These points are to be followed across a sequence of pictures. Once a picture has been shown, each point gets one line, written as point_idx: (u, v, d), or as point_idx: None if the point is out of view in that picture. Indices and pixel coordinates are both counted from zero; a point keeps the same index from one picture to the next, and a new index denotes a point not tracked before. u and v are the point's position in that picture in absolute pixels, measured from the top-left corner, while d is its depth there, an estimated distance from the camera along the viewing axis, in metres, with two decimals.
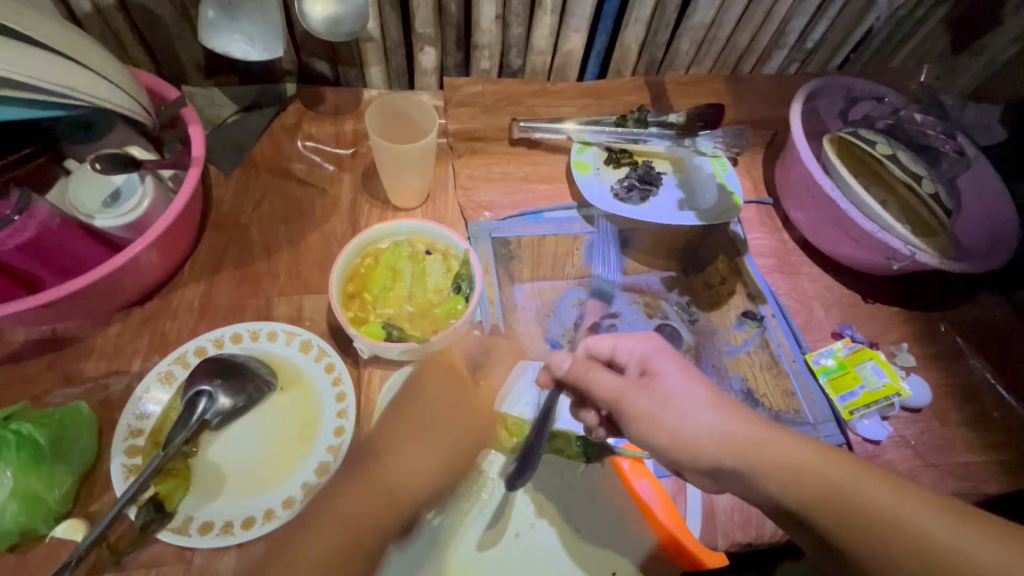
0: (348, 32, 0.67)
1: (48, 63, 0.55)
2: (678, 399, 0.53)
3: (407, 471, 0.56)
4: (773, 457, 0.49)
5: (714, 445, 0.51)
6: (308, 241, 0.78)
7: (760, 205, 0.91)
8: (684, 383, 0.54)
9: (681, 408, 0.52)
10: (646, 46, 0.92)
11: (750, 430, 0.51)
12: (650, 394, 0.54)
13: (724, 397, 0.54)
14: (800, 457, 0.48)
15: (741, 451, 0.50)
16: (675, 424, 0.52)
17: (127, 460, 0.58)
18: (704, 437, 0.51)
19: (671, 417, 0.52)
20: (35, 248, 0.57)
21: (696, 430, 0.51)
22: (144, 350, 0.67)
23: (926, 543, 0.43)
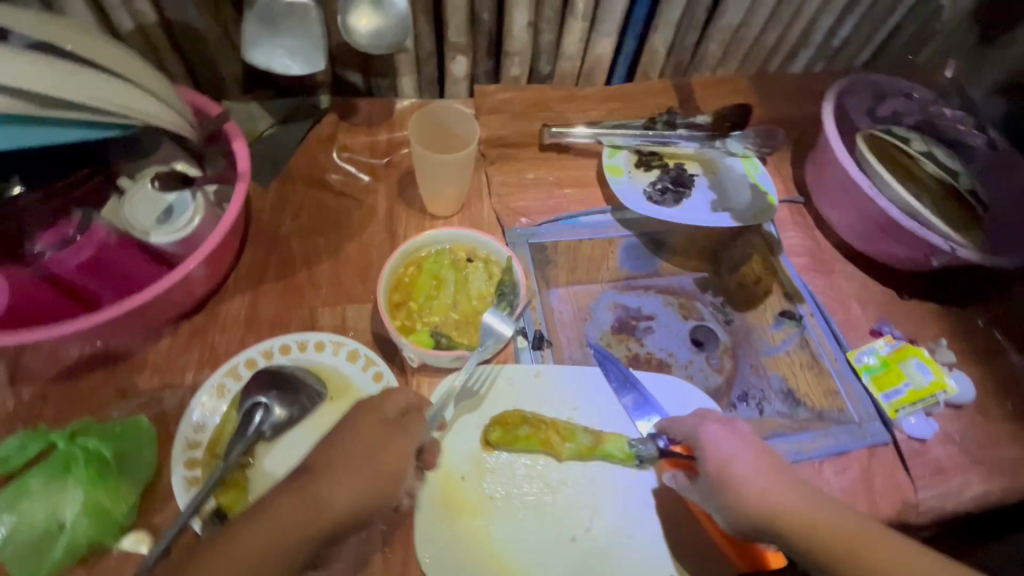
0: (389, 44, 0.67)
1: (102, 84, 0.56)
2: (739, 453, 0.56)
3: (331, 492, 0.49)
4: (815, 519, 0.52)
5: (775, 500, 0.53)
6: (348, 251, 0.79)
7: (792, 204, 0.91)
8: (741, 438, 0.57)
9: (742, 460, 0.55)
10: (674, 49, 0.93)
11: (795, 489, 0.54)
12: (714, 447, 0.56)
13: (774, 464, 0.56)
14: (835, 521, 0.52)
15: (797, 509, 0.52)
16: (740, 475, 0.54)
17: (186, 472, 0.59)
18: (765, 489, 0.53)
19: (737, 469, 0.54)
20: (93, 267, 0.58)
21: (759, 483, 0.54)
22: (195, 363, 0.68)
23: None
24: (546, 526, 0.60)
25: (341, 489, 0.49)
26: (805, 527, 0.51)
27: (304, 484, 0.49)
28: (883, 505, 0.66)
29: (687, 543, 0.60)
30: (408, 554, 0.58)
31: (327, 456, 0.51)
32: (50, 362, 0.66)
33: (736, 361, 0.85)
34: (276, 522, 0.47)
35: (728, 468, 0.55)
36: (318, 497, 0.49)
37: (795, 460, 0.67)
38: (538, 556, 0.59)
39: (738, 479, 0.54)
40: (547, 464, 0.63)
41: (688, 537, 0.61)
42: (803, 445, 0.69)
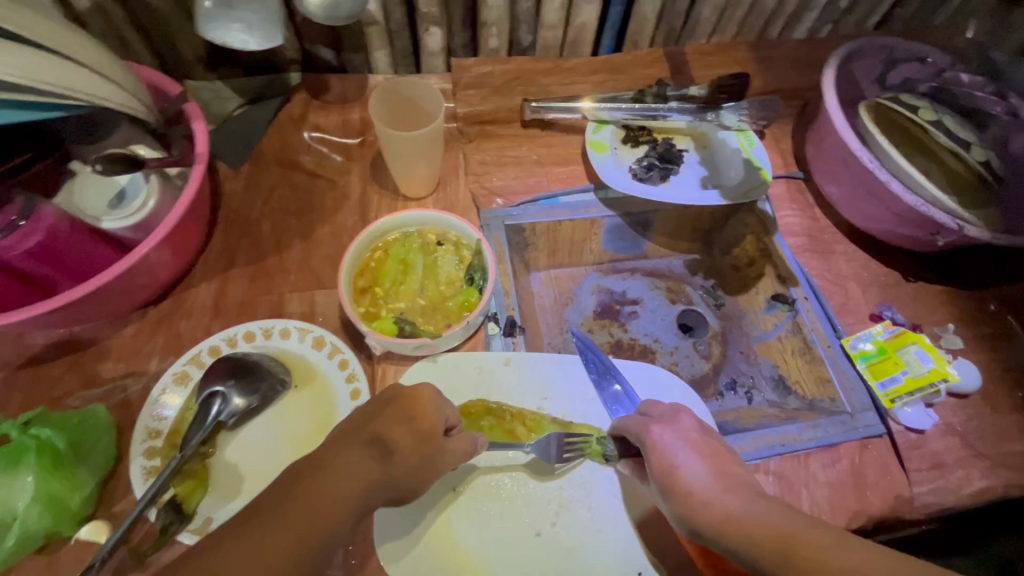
0: (347, 15, 0.64)
1: (44, 63, 0.52)
2: (687, 456, 0.51)
3: (403, 476, 0.44)
4: (768, 528, 0.44)
5: (723, 508, 0.46)
6: (318, 234, 0.76)
7: (791, 179, 0.85)
8: (690, 439, 0.53)
9: (688, 463, 0.50)
10: (664, 15, 0.87)
11: (747, 494, 0.47)
12: (660, 451, 0.52)
13: (731, 470, 0.50)
14: (789, 525, 0.44)
15: (749, 517, 0.45)
16: (685, 482, 0.49)
17: (146, 462, 0.58)
18: (714, 495, 0.47)
19: (682, 473, 0.50)
20: (45, 253, 0.57)
21: (705, 488, 0.48)
22: (160, 351, 0.67)
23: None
24: (510, 520, 0.58)
25: (412, 477, 0.45)
26: (757, 538, 0.44)
27: (393, 465, 0.43)
28: (875, 501, 0.62)
29: (657, 538, 0.58)
30: (367, 547, 0.56)
31: (411, 436, 0.45)
32: (17, 350, 0.66)
33: (725, 347, 0.82)
34: (349, 490, 0.41)
35: (672, 475, 0.50)
36: (396, 478, 0.44)
37: (780, 454, 0.64)
38: (501, 549, 0.57)
39: (684, 486, 0.49)
40: (513, 457, 0.61)
41: (658, 533, 0.58)
42: (789, 437, 0.64)
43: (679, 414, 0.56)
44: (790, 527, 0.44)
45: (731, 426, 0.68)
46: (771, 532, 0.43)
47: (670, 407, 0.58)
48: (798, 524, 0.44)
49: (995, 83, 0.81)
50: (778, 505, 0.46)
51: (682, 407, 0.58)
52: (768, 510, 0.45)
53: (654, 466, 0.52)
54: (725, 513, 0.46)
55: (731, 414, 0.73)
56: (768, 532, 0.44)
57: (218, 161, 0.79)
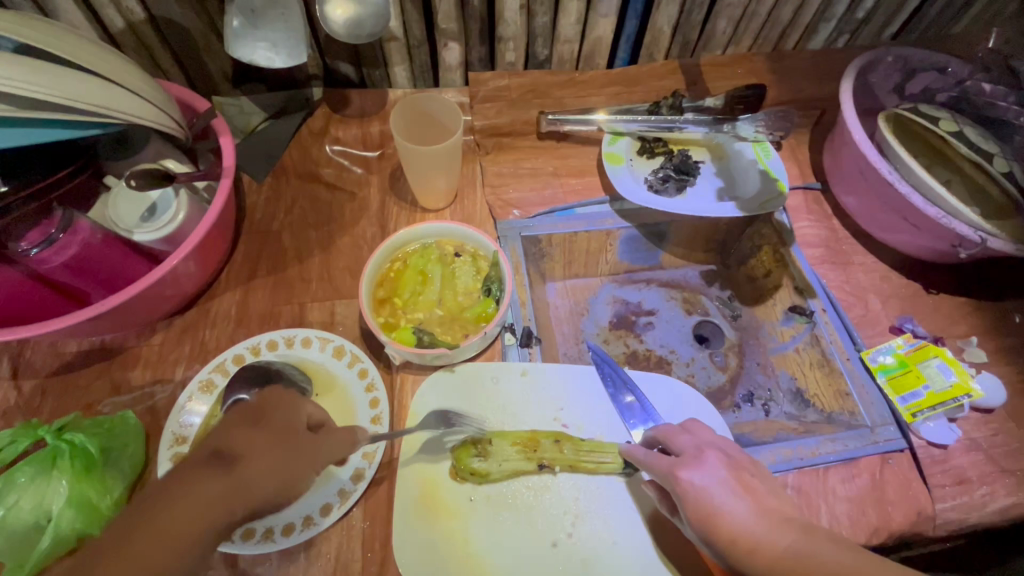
0: (369, 33, 0.66)
1: (86, 84, 0.55)
2: (725, 496, 0.49)
3: (255, 480, 0.45)
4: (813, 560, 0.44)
5: (770, 553, 0.45)
6: (339, 245, 0.78)
7: (808, 190, 0.85)
8: (723, 479, 0.50)
9: (729, 502, 0.48)
10: (680, 28, 0.87)
11: (798, 530, 0.47)
12: (695, 496, 0.49)
13: (753, 488, 0.50)
14: (837, 558, 0.44)
15: (801, 553, 0.45)
16: (729, 528, 0.47)
17: (173, 467, 0.60)
18: (766, 539, 0.46)
19: (726, 517, 0.47)
20: (80, 267, 0.60)
21: (753, 535, 0.46)
22: (186, 358, 0.69)
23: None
24: (527, 528, 0.59)
25: (268, 478, 0.46)
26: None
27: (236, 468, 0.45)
28: (896, 516, 0.62)
29: (674, 546, 0.58)
30: (386, 554, 0.58)
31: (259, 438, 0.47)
32: (51, 357, 0.68)
33: (742, 359, 0.82)
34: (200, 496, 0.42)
35: (713, 516, 0.48)
36: (249, 480, 0.45)
37: (797, 469, 0.63)
38: (515, 558, 0.57)
39: (729, 532, 0.47)
40: (531, 481, 0.61)
41: (675, 545, 0.58)
42: (807, 451, 0.64)
43: (704, 450, 0.53)
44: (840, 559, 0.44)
45: (749, 439, 0.68)
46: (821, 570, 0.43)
47: (691, 440, 0.55)
48: (846, 555, 0.44)
49: (1018, 94, 0.79)
50: (819, 536, 0.46)
51: (703, 440, 0.54)
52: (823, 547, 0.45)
53: (689, 509, 0.49)
54: (775, 554, 0.45)
55: (748, 426, 0.72)
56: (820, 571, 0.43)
57: (243, 174, 0.81)
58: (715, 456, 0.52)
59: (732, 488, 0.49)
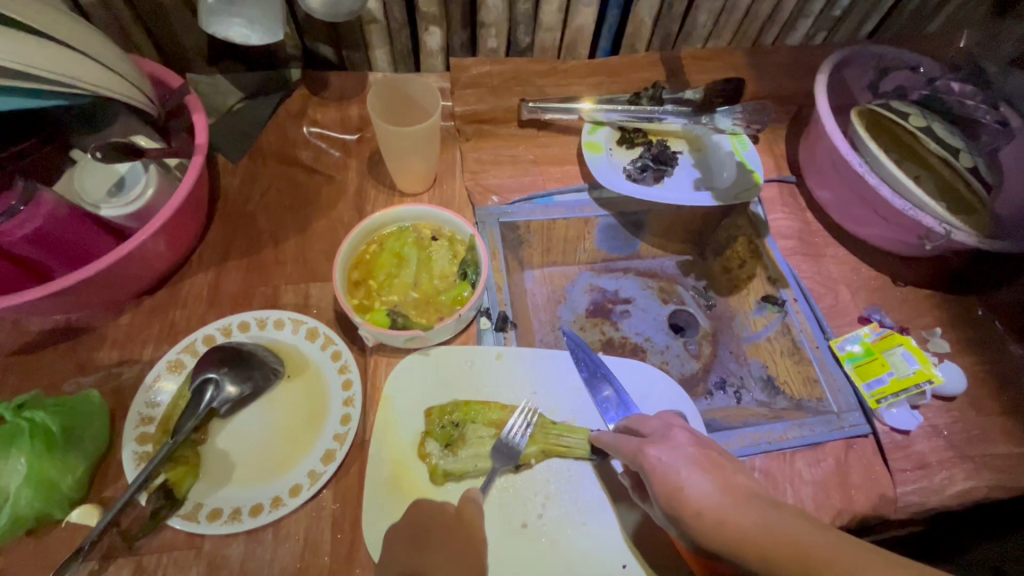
0: (347, 12, 0.65)
1: (46, 52, 0.53)
2: (690, 470, 0.49)
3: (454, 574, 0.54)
4: (781, 540, 0.43)
5: (734, 527, 0.45)
6: (315, 228, 0.77)
7: (783, 183, 0.86)
8: (689, 455, 0.50)
9: (693, 477, 0.48)
10: (660, 20, 0.88)
11: (764, 506, 0.46)
12: (661, 473, 0.50)
13: (720, 466, 0.50)
14: (801, 534, 0.43)
15: (764, 529, 0.44)
16: (693, 502, 0.47)
17: (138, 447, 0.59)
18: (729, 513, 0.45)
19: (689, 492, 0.48)
20: (44, 238, 0.58)
21: (717, 509, 0.46)
22: (155, 338, 0.68)
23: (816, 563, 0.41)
24: (498, 509, 0.59)
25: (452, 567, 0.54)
26: (770, 550, 0.43)
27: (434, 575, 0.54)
28: (859, 499, 0.63)
29: (643, 528, 0.59)
30: (356, 535, 0.58)
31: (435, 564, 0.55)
32: (13, 335, 0.67)
33: (715, 347, 0.83)
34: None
35: (678, 490, 0.48)
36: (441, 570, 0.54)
37: (765, 452, 0.64)
38: (484, 539, 0.57)
39: (692, 507, 0.47)
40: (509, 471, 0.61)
41: (641, 526, 0.59)
42: (775, 436, 0.65)
43: (672, 430, 0.54)
44: (808, 538, 0.43)
45: (718, 424, 0.69)
46: (785, 544, 0.42)
47: (660, 423, 0.56)
48: (814, 535, 0.43)
49: (985, 93, 0.81)
50: (785, 512, 0.45)
51: (672, 421, 0.56)
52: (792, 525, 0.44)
53: (655, 487, 0.50)
54: (741, 529, 0.44)
55: (719, 412, 0.73)
56: (785, 547, 0.42)
57: (218, 154, 0.80)
58: (683, 436, 0.53)
59: (698, 464, 0.49)
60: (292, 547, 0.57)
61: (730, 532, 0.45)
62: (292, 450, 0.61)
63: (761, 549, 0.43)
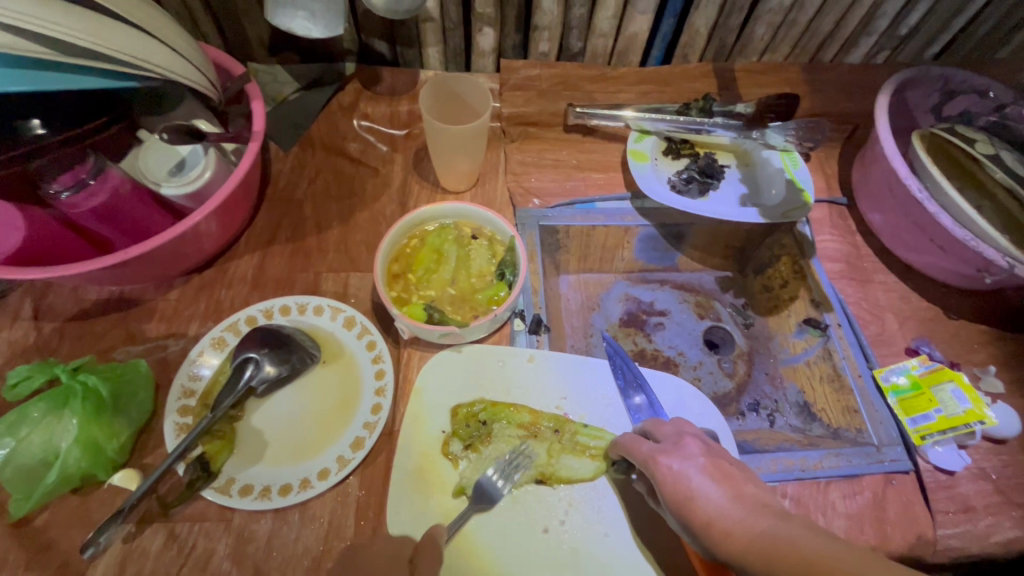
0: (407, 9, 0.67)
1: (128, 36, 0.56)
2: (701, 479, 0.48)
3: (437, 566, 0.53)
4: (790, 548, 0.40)
5: (743, 535, 0.43)
6: (358, 219, 0.78)
7: (833, 204, 0.84)
8: (700, 464, 0.49)
9: (704, 487, 0.47)
10: (716, 31, 0.87)
11: (775, 513, 0.44)
12: (672, 483, 0.49)
13: (733, 475, 0.48)
14: (815, 546, 0.39)
15: (774, 538, 0.41)
16: (704, 512, 0.46)
17: (179, 419, 0.61)
18: (738, 522, 0.44)
19: (700, 501, 0.46)
20: (107, 213, 0.62)
21: (727, 518, 0.44)
22: (200, 315, 0.70)
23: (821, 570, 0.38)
24: (520, 511, 0.59)
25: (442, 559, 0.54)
26: (777, 558, 0.40)
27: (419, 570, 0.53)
28: (896, 537, 0.60)
29: (663, 543, 0.58)
30: (379, 522, 0.58)
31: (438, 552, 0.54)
32: (72, 301, 0.70)
33: (751, 367, 0.81)
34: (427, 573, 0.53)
35: (688, 498, 0.47)
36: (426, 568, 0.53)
37: (797, 479, 0.62)
38: (501, 538, 0.57)
39: (703, 515, 0.46)
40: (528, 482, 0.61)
41: (661, 537, 0.58)
42: (809, 463, 0.63)
43: (684, 438, 0.53)
44: (822, 548, 0.39)
45: (750, 446, 0.67)
46: (794, 555, 0.39)
47: (673, 429, 0.56)
48: (824, 543, 0.40)
49: None
50: (798, 522, 0.42)
51: (685, 429, 0.55)
52: (804, 533, 0.41)
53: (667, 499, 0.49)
54: (748, 538, 0.42)
55: (751, 434, 0.72)
56: (790, 556, 0.39)
57: (271, 142, 0.82)
58: (699, 446, 0.52)
59: (711, 471, 0.48)
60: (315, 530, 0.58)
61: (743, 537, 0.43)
62: (322, 435, 0.62)
63: (770, 560, 0.40)
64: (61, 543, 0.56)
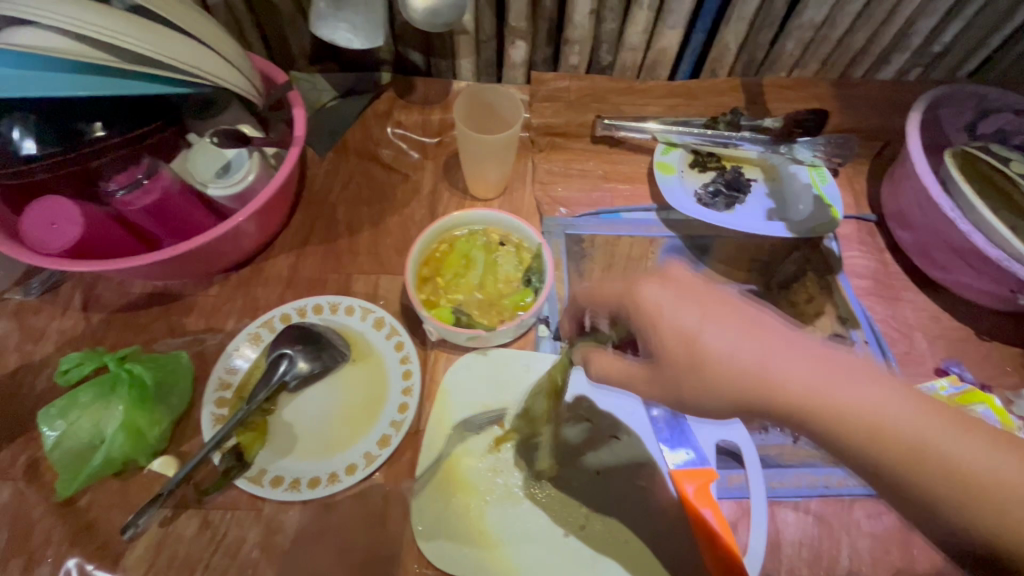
0: (444, 22, 0.68)
1: (184, 45, 0.59)
2: (709, 322, 0.45)
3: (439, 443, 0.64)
4: (831, 400, 0.42)
5: (763, 369, 0.43)
6: (388, 223, 0.81)
7: (861, 221, 0.83)
8: (696, 296, 0.47)
9: (716, 336, 0.45)
10: (746, 46, 0.87)
11: (793, 342, 0.45)
12: (672, 329, 0.46)
13: (730, 303, 0.47)
14: (861, 396, 0.42)
15: (806, 388, 0.43)
16: (716, 364, 0.44)
17: (215, 410, 0.64)
18: (753, 357, 0.44)
19: (711, 356, 0.44)
20: (158, 212, 0.64)
21: (742, 362, 0.44)
22: (237, 312, 0.73)
23: (885, 428, 0.41)
24: (540, 514, 0.60)
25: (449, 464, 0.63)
26: (815, 416, 0.42)
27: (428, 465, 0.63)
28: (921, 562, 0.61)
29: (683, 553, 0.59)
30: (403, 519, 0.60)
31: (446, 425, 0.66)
32: (118, 295, 0.73)
33: None
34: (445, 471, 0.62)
35: (693, 345, 0.45)
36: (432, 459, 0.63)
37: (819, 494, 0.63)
38: (523, 539, 0.59)
39: (715, 368, 0.44)
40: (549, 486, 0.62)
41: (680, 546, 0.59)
42: (833, 480, 0.64)
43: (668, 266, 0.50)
44: (874, 399, 0.42)
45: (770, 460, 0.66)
46: (839, 406, 0.42)
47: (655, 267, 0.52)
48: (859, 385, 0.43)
49: None
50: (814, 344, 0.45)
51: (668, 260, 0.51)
52: (832, 374, 0.43)
53: (668, 360, 0.46)
54: (774, 379, 0.43)
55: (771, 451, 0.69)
56: (835, 412, 0.42)
57: (307, 147, 0.85)
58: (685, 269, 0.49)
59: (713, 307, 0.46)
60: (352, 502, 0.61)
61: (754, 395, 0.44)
62: (349, 431, 0.64)
63: (806, 402, 0.42)
64: (101, 524, 0.59)
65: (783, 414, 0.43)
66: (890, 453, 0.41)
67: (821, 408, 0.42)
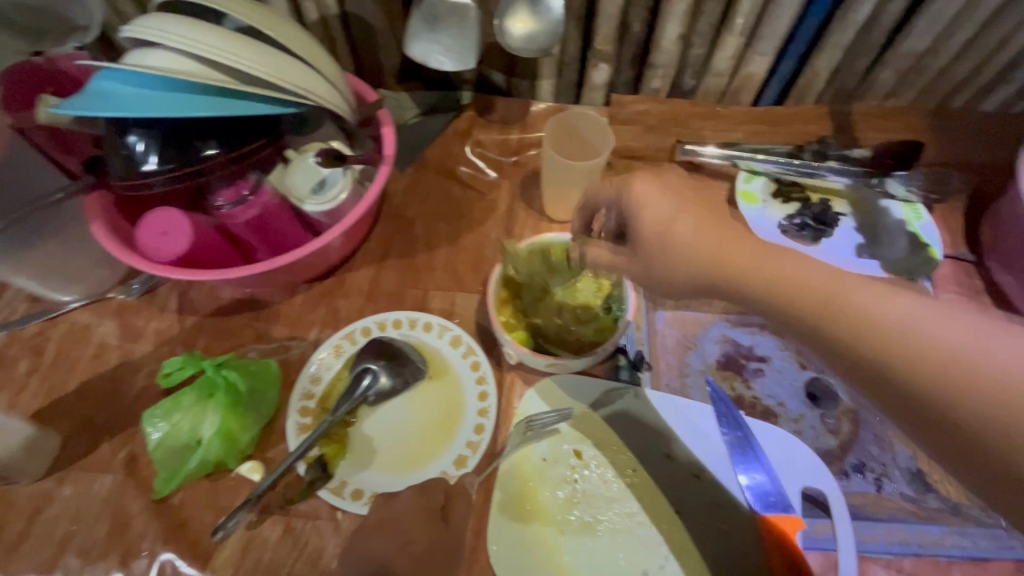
0: (537, 48, 0.68)
1: (294, 67, 0.61)
2: (681, 216, 0.49)
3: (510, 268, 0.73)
4: (805, 279, 0.44)
5: (711, 248, 0.47)
6: (465, 241, 0.82)
7: (958, 260, 0.79)
8: (672, 201, 0.50)
9: (674, 231, 0.49)
10: (838, 74, 0.84)
11: (785, 252, 0.46)
12: (644, 215, 0.51)
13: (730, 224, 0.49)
14: (831, 311, 0.43)
15: (793, 286, 0.44)
16: (679, 240, 0.48)
17: (300, 418, 0.66)
18: (690, 230, 0.48)
19: (675, 234, 0.49)
20: (258, 225, 0.69)
21: (682, 229, 0.49)
22: (320, 322, 0.75)
23: (834, 299, 0.43)
24: (619, 550, 0.60)
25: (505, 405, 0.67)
26: (796, 299, 0.44)
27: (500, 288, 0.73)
28: None
29: None
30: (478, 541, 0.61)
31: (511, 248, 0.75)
32: (210, 299, 0.77)
33: (858, 427, 0.70)
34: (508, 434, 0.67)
35: (666, 229, 0.49)
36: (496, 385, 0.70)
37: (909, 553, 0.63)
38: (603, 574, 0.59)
39: (676, 245, 0.49)
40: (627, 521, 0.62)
41: None
42: (927, 538, 0.63)
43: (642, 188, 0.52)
44: (871, 322, 0.42)
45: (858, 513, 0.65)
46: (812, 293, 0.44)
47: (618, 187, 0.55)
48: (844, 298, 0.43)
49: None
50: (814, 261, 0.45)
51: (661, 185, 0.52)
52: (837, 277, 0.44)
53: (644, 225, 0.51)
54: (709, 249, 0.47)
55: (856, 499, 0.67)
56: (797, 290, 0.44)
57: None
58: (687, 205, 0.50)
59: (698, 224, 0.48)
60: (411, 497, 0.60)
61: (801, 305, 0.44)
62: (426, 448, 0.65)
63: (784, 294, 0.45)
64: (193, 522, 0.62)
65: (804, 316, 0.44)
66: (863, 350, 0.41)
67: (844, 293, 0.43)
